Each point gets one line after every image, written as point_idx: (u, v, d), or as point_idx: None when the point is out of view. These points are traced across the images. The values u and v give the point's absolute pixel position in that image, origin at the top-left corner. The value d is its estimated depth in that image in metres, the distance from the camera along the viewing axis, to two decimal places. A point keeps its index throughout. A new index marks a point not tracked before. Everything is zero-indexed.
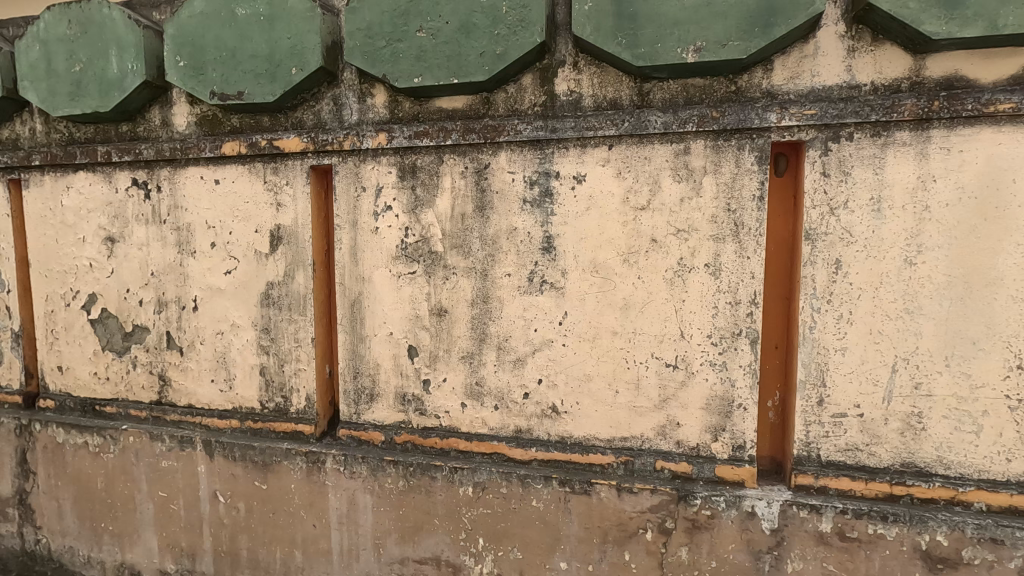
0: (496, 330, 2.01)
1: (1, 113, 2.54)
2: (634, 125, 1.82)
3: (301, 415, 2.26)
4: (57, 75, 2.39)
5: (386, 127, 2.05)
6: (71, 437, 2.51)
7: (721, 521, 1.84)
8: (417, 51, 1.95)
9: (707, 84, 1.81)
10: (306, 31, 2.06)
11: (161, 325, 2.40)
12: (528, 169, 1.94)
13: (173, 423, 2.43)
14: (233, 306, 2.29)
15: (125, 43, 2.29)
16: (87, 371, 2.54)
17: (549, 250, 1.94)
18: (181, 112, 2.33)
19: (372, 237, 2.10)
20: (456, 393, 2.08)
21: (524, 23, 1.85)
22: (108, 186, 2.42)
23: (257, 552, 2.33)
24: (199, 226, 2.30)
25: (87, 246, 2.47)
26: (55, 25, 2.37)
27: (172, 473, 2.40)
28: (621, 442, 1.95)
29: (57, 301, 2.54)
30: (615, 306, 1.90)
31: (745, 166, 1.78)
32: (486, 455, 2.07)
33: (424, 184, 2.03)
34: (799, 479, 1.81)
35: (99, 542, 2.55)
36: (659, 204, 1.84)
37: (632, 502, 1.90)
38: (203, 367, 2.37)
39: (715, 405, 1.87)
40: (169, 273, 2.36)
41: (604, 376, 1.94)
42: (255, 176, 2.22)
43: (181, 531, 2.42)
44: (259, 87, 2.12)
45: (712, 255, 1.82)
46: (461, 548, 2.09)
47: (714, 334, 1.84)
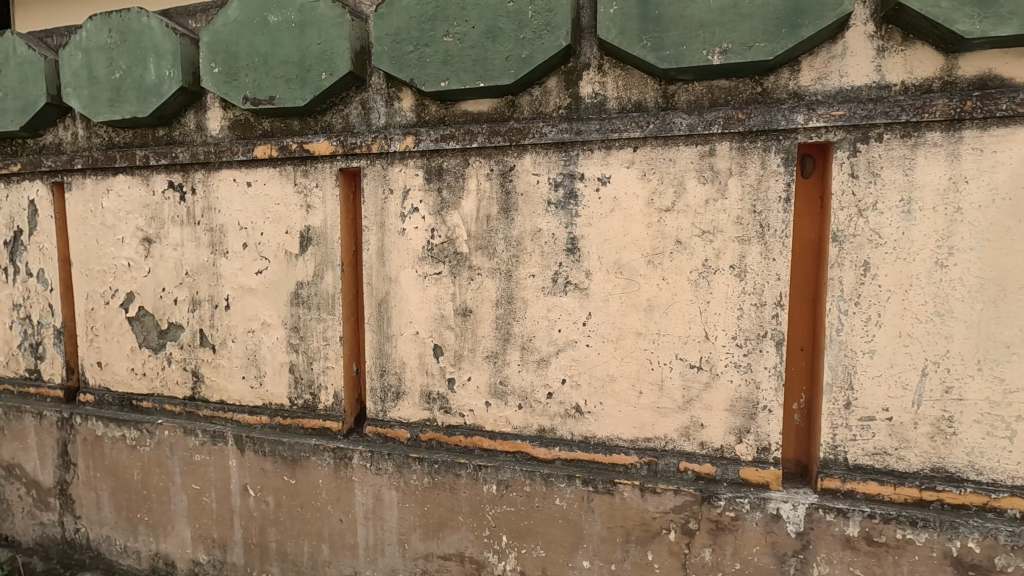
0: (521, 331, 2.04)
1: (46, 118, 2.66)
2: (659, 127, 1.83)
3: (329, 412, 2.31)
4: (98, 82, 2.49)
5: (413, 130, 2.10)
6: (110, 431, 2.61)
7: (745, 523, 1.84)
8: (444, 55, 1.98)
9: (733, 86, 1.82)
10: (336, 37, 2.11)
11: (195, 324, 2.48)
12: (552, 171, 1.96)
13: (206, 418, 2.50)
14: (264, 305, 2.35)
15: (162, 51, 2.37)
16: (125, 367, 2.63)
17: (573, 251, 1.96)
18: (215, 116, 2.41)
19: (400, 239, 2.14)
20: (480, 392, 2.11)
21: (549, 27, 1.87)
22: (146, 188, 2.51)
23: (285, 545, 2.39)
24: (231, 227, 2.37)
25: (126, 246, 2.56)
26: (97, 34, 2.47)
27: (205, 467, 2.47)
28: (645, 442, 1.96)
29: (96, 299, 2.64)
30: (638, 307, 1.91)
31: (771, 167, 1.77)
32: (510, 454, 2.09)
33: (450, 186, 2.07)
34: (825, 482, 1.80)
35: (135, 532, 2.64)
36: (684, 206, 1.85)
37: (655, 502, 1.91)
38: (234, 364, 2.43)
39: (740, 407, 1.86)
40: (203, 272, 2.43)
41: (628, 377, 1.95)
42: (286, 179, 2.28)
43: (213, 523, 2.50)
44: (290, 92, 2.19)
45: (737, 257, 1.81)
46: (484, 545, 2.12)
47: (739, 336, 1.84)
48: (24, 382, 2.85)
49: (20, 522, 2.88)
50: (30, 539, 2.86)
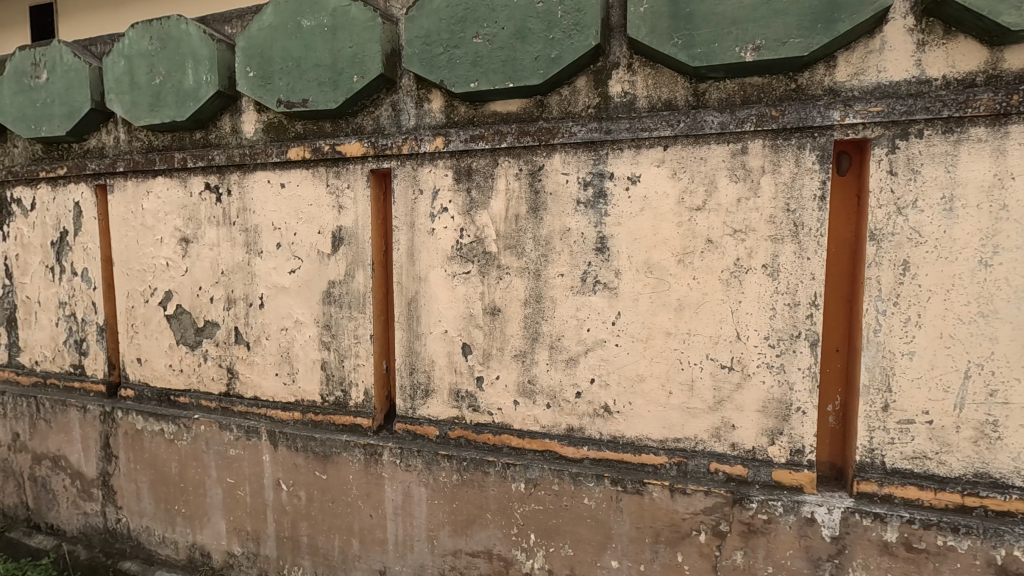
0: (550, 330, 2.04)
1: (90, 123, 2.76)
2: (690, 125, 1.82)
3: (359, 409, 2.35)
4: (139, 88, 2.57)
5: (443, 131, 2.12)
6: (149, 425, 2.70)
7: (778, 526, 1.81)
8: (474, 57, 2.00)
9: (766, 83, 1.79)
10: (368, 40, 2.15)
11: (230, 321, 2.54)
12: (581, 170, 1.96)
13: (240, 414, 2.56)
14: (297, 303, 2.40)
15: (200, 56, 2.44)
16: (163, 363, 2.71)
17: (602, 251, 1.96)
18: (249, 119, 2.47)
19: (429, 238, 2.17)
20: (509, 391, 2.12)
21: (579, 27, 1.88)
22: (184, 190, 2.59)
23: (317, 539, 2.44)
24: (265, 227, 2.43)
25: (164, 246, 2.64)
26: (138, 41, 2.56)
27: (239, 462, 2.54)
28: (674, 443, 1.94)
29: (136, 297, 2.73)
30: (668, 307, 1.90)
31: (805, 165, 1.74)
32: (538, 453, 2.09)
33: (479, 186, 2.09)
34: (862, 486, 1.77)
35: (172, 524, 2.73)
36: (715, 204, 1.83)
37: (685, 503, 1.89)
38: (268, 361, 2.49)
39: (773, 408, 1.84)
40: (238, 272, 2.50)
41: (657, 377, 1.94)
42: (319, 180, 2.33)
43: (247, 516, 2.56)
44: (322, 95, 2.23)
45: (771, 256, 1.79)
46: (513, 543, 2.13)
47: (772, 336, 1.81)
48: (69, 377, 2.97)
49: (65, 511, 3.00)
50: (75, 528, 2.99)
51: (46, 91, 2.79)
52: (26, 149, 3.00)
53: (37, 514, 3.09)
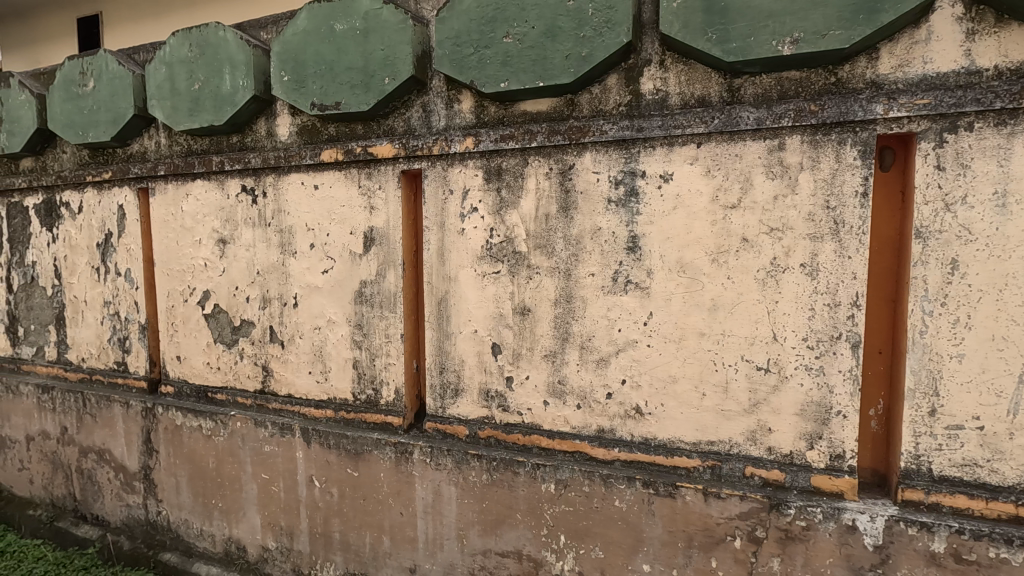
0: (580, 330, 2.03)
1: (133, 129, 2.86)
2: (725, 122, 1.78)
3: (390, 407, 2.37)
4: (179, 93, 2.66)
5: (473, 131, 2.13)
6: (188, 421, 2.78)
7: (818, 533, 1.76)
8: (504, 56, 2.00)
9: (804, 76, 1.74)
10: (399, 42, 2.17)
11: (265, 321, 2.60)
12: (613, 168, 1.94)
13: (274, 411, 2.62)
14: (330, 303, 2.44)
15: (237, 62, 2.50)
16: (201, 361, 2.79)
17: (634, 250, 1.93)
18: (284, 122, 2.52)
19: (459, 238, 2.18)
20: (539, 392, 2.11)
21: (610, 24, 1.86)
22: (221, 192, 2.66)
23: (349, 535, 2.48)
24: (299, 228, 2.48)
25: (203, 247, 2.72)
26: (179, 48, 2.64)
27: (273, 458, 2.59)
28: (708, 445, 1.90)
29: (176, 297, 2.82)
30: (702, 307, 1.86)
31: (846, 161, 1.69)
32: (568, 454, 2.08)
33: (509, 186, 2.08)
34: (907, 494, 1.70)
35: (210, 517, 2.80)
36: (751, 202, 1.79)
37: (719, 507, 1.85)
38: (302, 359, 2.54)
39: (811, 412, 1.78)
40: (272, 272, 2.55)
41: (690, 378, 1.90)
42: (351, 181, 2.36)
43: (281, 512, 2.61)
44: (355, 97, 2.26)
45: (809, 255, 1.74)
46: (542, 544, 2.12)
47: (811, 337, 1.76)
48: (113, 373, 3.08)
49: (109, 503, 3.11)
50: (118, 519, 3.10)
51: (93, 98, 2.90)
52: (73, 155, 3.12)
53: (83, 505, 3.22)
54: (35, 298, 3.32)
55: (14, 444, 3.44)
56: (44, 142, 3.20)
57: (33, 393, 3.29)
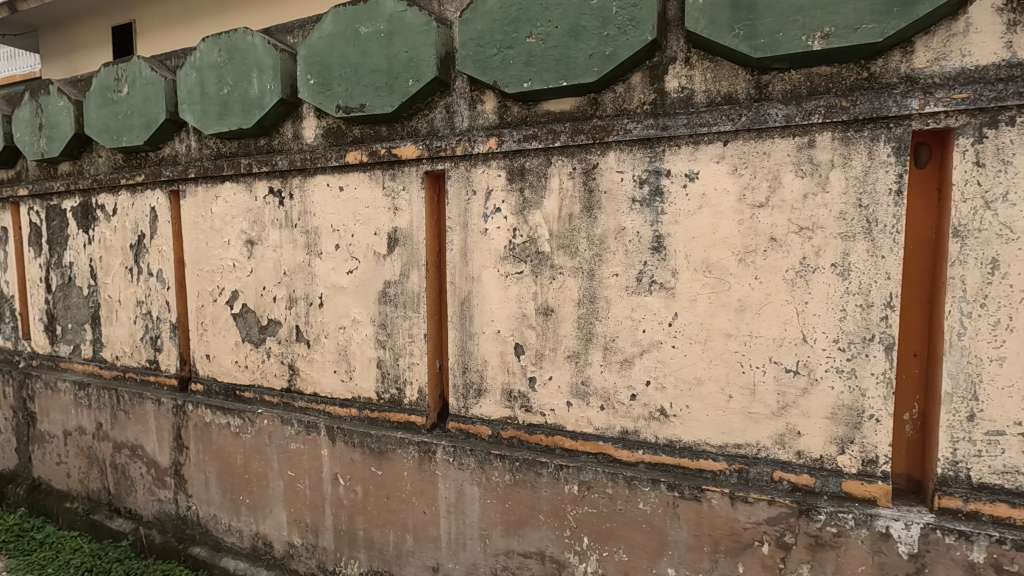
0: (604, 331, 2.01)
1: (165, 133, 2.93)
2: (753, 119, 1.75)
3: (414, 406, 2.39)
4: (209, 98, 2.72)
5: (496, 132, 2.13)
6: (217, 418, 2.84)
7: (849, 540, 1.72)
8: (527, 56, 1.99)
9: (835, 72, 1.70)
10: (423, 44, 2.19)
11: (291, 320, 2.64)
12: (637, 167, 1.92)
13: (300, 409, 2.66)
14: (354, 303, 2.47)
15: (264, 66, 2.55)
16: (230, 360, 2.85)
17: (659, 250, 1.91)
18: (310, 125, 2.56)
19: (482, 238, 2.18)
20: (562, 392, 2.10)
21: (634, 22, 1.84)
22: (250, 194, 2.71)
23: (372, 533, 2.50)
24: (325, 229, 2.51)
25: (232, 247, 2.78)
26: (209, 54, 2.70)
27: (299, 456, 2.63)
28: (735, 448, 1.87)
29: (205, 297, 2.88)
30: (728, 307, 1.83)
31: (879, 158, 1.64)
32: (592, 455, 2.07)
33: (533, 186, 2.08)
34: (944, 501, 1.65)
35: (237, 513, 2.86)
36: (779, 201, 1.75)
37: (746, 512, 1.82)
38: (327, 358, 2.57)
39: (843, 415, 1.74)
40: (299, 272, 2.59)
41: (716, 380, 1.87)
42: (375, 183, 2.38)
43: (306, 509, 2.65)
44: (379, 99, 2.29)
45: (840, 255, 1.70)
46: (565, 545, 2.11)
47: (842, 339, 1.72)
48: (145, 371, 3.16)
49: (141, 497, 3.20)
50: (150, 513, 3.18)
51: (127, 104, 2.98)
52: (108, 159, 3.22)
53: (117, 499, 3.31)
54: (72, 298, 3.43)
55: (52, 439, 3.56)
56: (81, 146, 3.30)
57: (70, 389, 3.40)
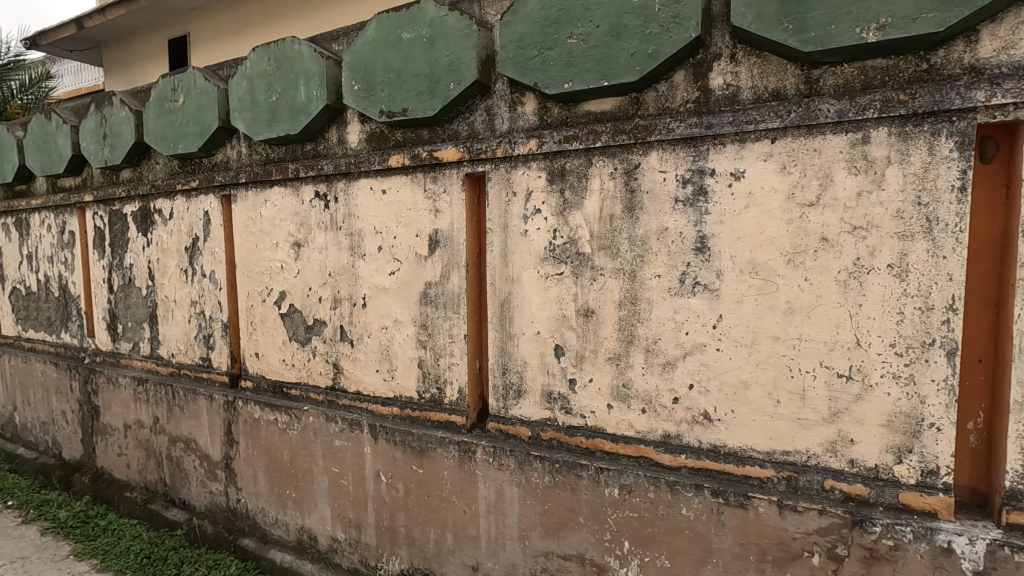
0: (645, 333, 1.99)
1: (218, 140, 3.06)
2: (803, 115, 1.70)
3: (454, 406, 2.41)
4: (259, 105, 2.82)
5: (537, 133, 2.13)
6: (265, 414, 2.94)
7: (907, 554, 1.64)
8: (568, 57, 1.99)
9: (892, 64, 1.63)
10: (464, 47, 2.21)
11: (336, 320, 2.71)
12: (680, 167, 1.89)
13: (344, 407, 2.73)
14: (396, 304, 2.52)
15: (311, 73, 2.63)
16: (277, 358, 2.94)
17: (702, 251, 1.87)
18: (354, 129, 2.62)
19: (522, 240, 2.18)
20: (602, 394, 2.08)
21: (678, 19, 1.81)
22: (296, 198, 2.80)
23: (413, 530, 2.54)
24: (368, 231, 2.57)
25: (280, 249, 2.87)
26: (259, 63, 2.81)
27: (343, 452, 2.69)
28: (783, 456, 1.81)
29: (255, 297, 2.99)
30: (776, 310, 1.78)
31: (940, 153, 1.57)
32: (633, 459, 2.04)
33: (573, 187, 2.07)
34: (1013, 517, 1.56)
35: (284, 507, 2.95)
36: (831, 200, 1.69)
37: (795, 521, 1.76)
38: (370, 357, 2.63)
39: (900, 423, 1.66)
40: (343, 273, 2.66)
41: (763, 384, 1.82)
42: (417, 185, 2.42)
43: (349, 504, 2.72)
44: (421, 103, 2.33)
45: (897, 255, 1.63)
46: (605, 549, 2.09)
47: (899, 343, 1.64)
48: (199, 368, 3.30)
49: (195, 489, 3.34)
50: (203, 504, 3.32)
51: (182, 112, 3.13)
52: (165, 166, 3.38)
53: (172, 490, 3.47)
54: (132, 298, 3.62)
55: (114, 431, 3.76)
56: (141, 154, 3.48)
57: (130, 384, 3.59)
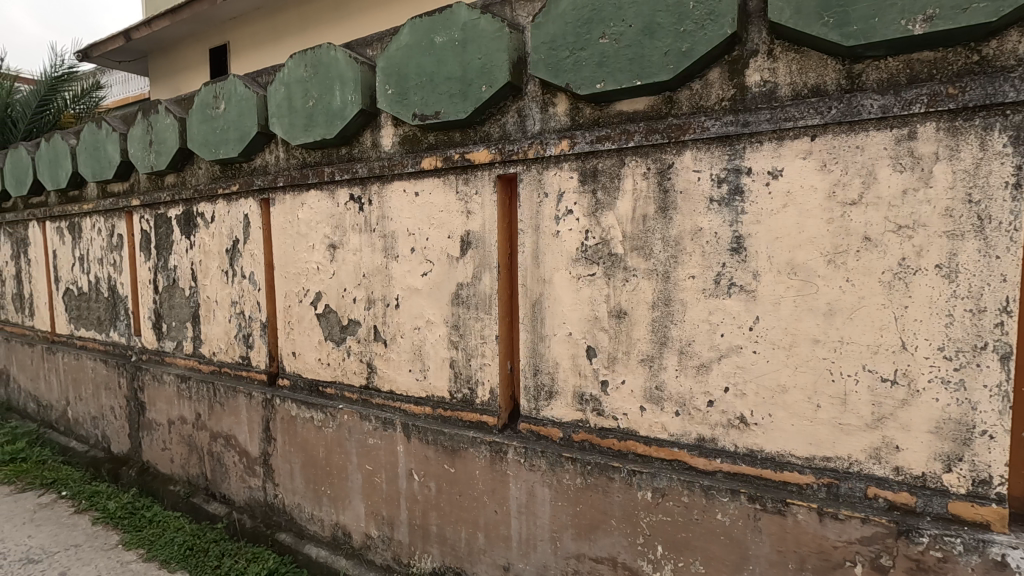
0: (679, 334, 1.96)
1: (257, 145, 3.15)
2: (844, 111, 1.65)
3: (485, 406, 2.43)
4: (296, 111, 2.89)
5: (568, 134, 2.13)
6: (302, 412, 3.01)
7: (957, 566, 1.57)
8: (600, 57, 1.98)
9: (939, 56, 1.57)
10: (496, 50, 2.22)
11: (370, 320, 2.76)
12: (715, 166, 1.86)
13: (377, 406, 2.77)
14: (428, 304, 2.55)
15: (346, 78, 2.68)
16: (314, 357, 3.01)
17: (738, 251, 1.84)
18: (387, 133, 2.66)
19: (554, 240, 2.18)
20: (635, 396, 2.06)
21: (713, 16, 1.78)
22: (332, 201, 2.86)
23: (445, 529, 2.56)
24: (401, 233, 2.61)
25: (316, 251, 2.94)
26: (296, 70, 2.89)
27: (377, 451, 2.74)
28: (823, 461, 1.76)
29: (292, 297, 3.07)
30: (816, 311, 1.73)
31: (993, 148, 1.50)
32: (666, 462, 2.02)
33: (605, 187, 2.06)
34: None
35: (320, 503, 3.02)
36: (875, 198, 1.64)
37: (836, 530, 1.71)
38: (403, 357, 2.66)
39: (948, 430, 1.60)
40: (377, 274, 2.71)
41: (802, 388, 1.77)
42: (449, 187, 2.45)
43: (383, 502, 2.76)
44: (453, 106, 2.35)
45: (946, 255, 1.56)
46: (638, 552, 2.07)
47: (948, 346, 1.58)
48: (238, 366, 3.40)
49: (234, 484, 3.45)
50: (242, 499, 3.42)
51: (223, 119, 3.23)
52: (207, 171, 3.50)
53: (213, 484, 3.59)
54: (176, 298, 3.76)
55: (158, 426, 3.91)
56: (184, 160, 3.61)
57: (174, 381, 3.73)
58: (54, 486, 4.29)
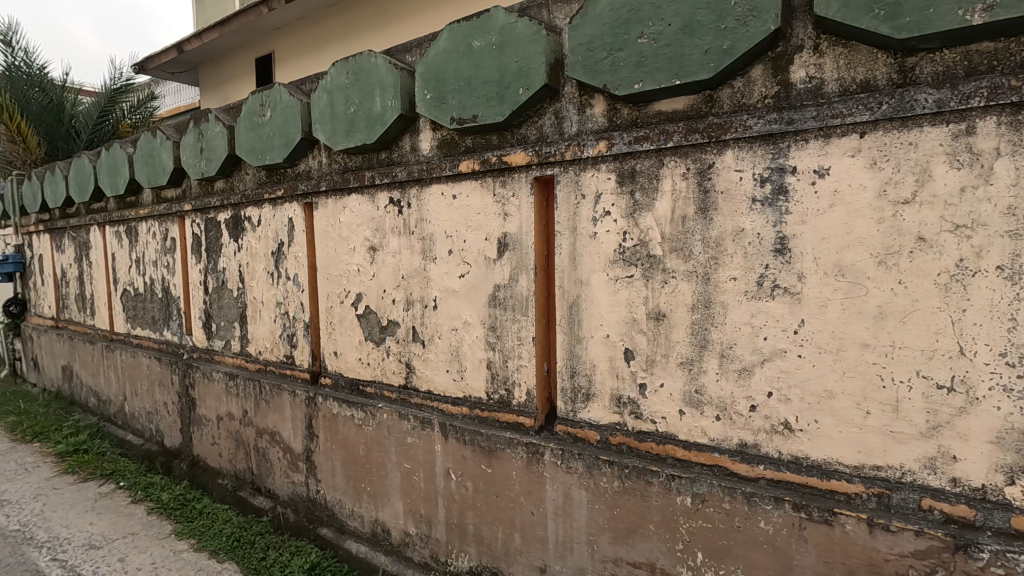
0: (719, 337, 1.92)
1: (301, 151, 3.25)
2: (896, 106, 1.59)
3: (522, 408, 2.44)
4: (338, 116, 2.97)
5: (606, 135, 2.12)
6: (343, 410, 3.09)
7: None
8: (638, 57, 1.97)
9: (1001, 47, 1.49)
10: (533, 53, 2.23)
11: (408, 321, 2.81)
12: (758, 165, 1.82)
13: (416, 406, 2.82)
14: (466, 305, 2.58)
15: (386, 84, 2.74)
16: (355, 357, 3.09)
17: (782, 252, 1.79)
18: (426, 137, 2.70)
19: (591, 242, 2.17)
20: (674, 400, 2.03)
21: (755, 12, 1.75)
22: (373, 204, 2.93)
23: (482, 528, 2.58)
24: (439, 235, 2.65)
25: (357, 253, 3.02)
26: (338, 77, 2.97)
27: (415, 449, 2.78)
28: (873, 470, 1.70)
29: (334, 298, 3.15)
30: (865, 314, 1.67)
31: None
32: (706, 467, 1.98)
33: (644, 188, 2.04)
34: None
35: (360, 499, 3.09)
36: (929, 196, 1.57)
37: (887, 542, 1.64)
38: (440, 357, 2.70)
39: (1011, 440, 1.51)
40: (415, 276, 2.76)
41: (850, 394, 1.71)
42: (486, 190, 2.47)
43: (421, 500, 2.80)
44: (491, 109, 2.37)
45: (1008, 256, 1.49)
46: (678, 559, 2.03)
47: (1011, 352, 1.50)
48: (283, 365, 3.52)
49: (279, 479, 3.56)
50: (286, 493, 3.53)
51: (269, 126, 3.35)
52: (254, 176, 3.63)
53: (258, 478, 3.72)
54: (225, 299, 3.91)
55: (208, 422, 4.08)
56: (233, 166, 3.76)
57: (222, 379, 3.88)
58: (113, 477, 4.53)
